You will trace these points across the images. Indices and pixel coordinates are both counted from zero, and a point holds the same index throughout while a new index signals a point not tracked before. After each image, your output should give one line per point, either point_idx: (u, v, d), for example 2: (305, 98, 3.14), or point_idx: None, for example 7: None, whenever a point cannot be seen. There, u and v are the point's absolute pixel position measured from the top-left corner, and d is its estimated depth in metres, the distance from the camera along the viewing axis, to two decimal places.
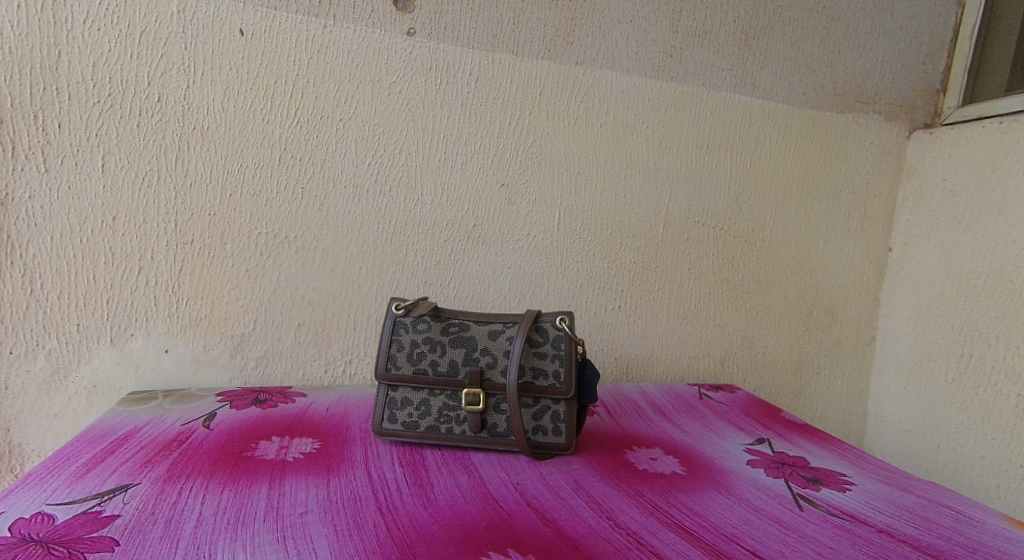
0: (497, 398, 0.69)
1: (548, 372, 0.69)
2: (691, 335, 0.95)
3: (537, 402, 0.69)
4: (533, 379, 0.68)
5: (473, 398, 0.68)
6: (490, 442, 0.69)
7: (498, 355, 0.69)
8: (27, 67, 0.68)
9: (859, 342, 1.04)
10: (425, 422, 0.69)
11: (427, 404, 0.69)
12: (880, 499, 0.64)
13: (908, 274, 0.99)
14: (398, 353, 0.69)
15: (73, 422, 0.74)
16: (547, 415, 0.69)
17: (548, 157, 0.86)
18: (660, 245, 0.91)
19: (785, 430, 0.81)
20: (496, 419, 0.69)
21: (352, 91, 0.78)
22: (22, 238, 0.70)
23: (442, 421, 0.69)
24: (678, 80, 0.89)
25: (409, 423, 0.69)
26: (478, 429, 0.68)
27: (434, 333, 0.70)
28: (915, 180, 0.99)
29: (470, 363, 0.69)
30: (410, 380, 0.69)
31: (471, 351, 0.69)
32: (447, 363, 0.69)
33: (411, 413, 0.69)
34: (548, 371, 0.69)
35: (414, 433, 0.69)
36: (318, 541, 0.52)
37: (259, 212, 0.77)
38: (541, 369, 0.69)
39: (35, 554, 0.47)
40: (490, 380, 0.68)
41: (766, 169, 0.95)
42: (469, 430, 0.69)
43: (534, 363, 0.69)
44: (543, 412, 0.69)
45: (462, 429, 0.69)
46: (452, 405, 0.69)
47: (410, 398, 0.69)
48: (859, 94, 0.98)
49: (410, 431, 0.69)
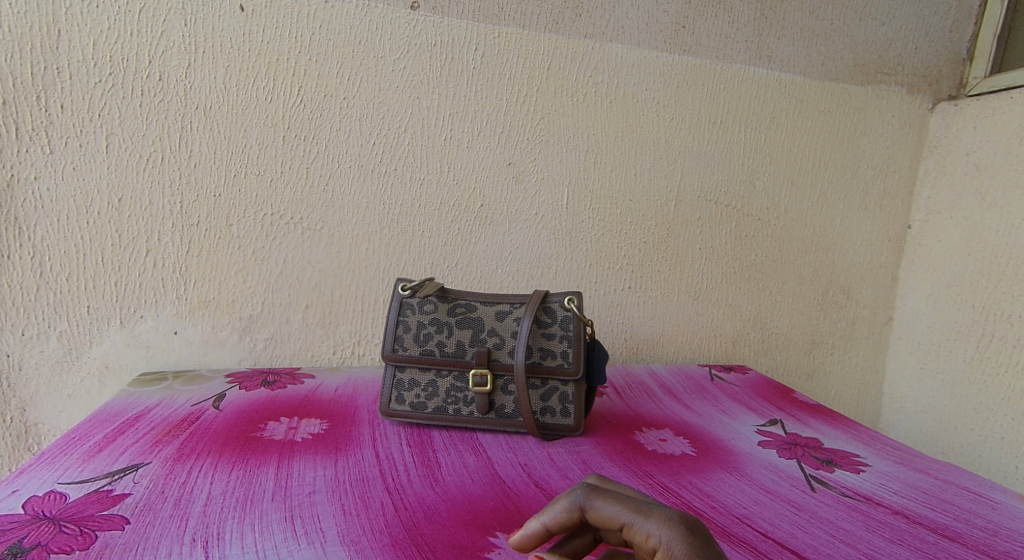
0: (504, 380, 0.68)
1: (555, 352, 0.68)
2: (703, 316, 0.93)
3: (545, 383, 0.68)
4: (541, 360, 0.68)
5: (481, 379, 0.68)
6: (497, 423, 0.68)
7: (506, 336, 0.68)
8: (27, 47, 0.68)
9: (876, 322, 1.02)
10: (432, 403, 0.69)
11: (434, 385, 0.69)
12: (896, 480, 0.63)
13: (929, 251, 0.97)
14: (405, 334, 0.69)
15: (87, 403, 0.75)
16: (555, 396, 0.68)
17: (556, 133, 0.84)
18: (671, 223, 0.90)
19: (797, 411, 0.79)
20: (503, 400, 0.68)
21: (356, 68, 0.77)
22: (29, 220, 0.71)
23: (449, 403, 0.69)
24: (691, 52, 0.87)
25: (416, 404, 0.69)
26: (486, 410, 0.68)
27: (440, 314, 0.69)
28: (938, 154, 0.96)
29: (477, 344, 0.68)
30: (417, 361, 0.69)
31: (478, 332, 0.69)
32: (454, 344, 0.68)
33: (418, 395, 0.69)
34: (556, 352, 0.68)
35: (422, 414, 0.69)
36: (326, 521, 0.52)
37: (264, 193, 0.77)
38: (549, 349, 0.68)
39: (47, 531, 0.48)
40: (497, 361, 0.68)
41: (782, 144, 0.93)
42: (476, 411, 0.68)
43: (542, 344, 0.68)
44: (551, 393, 0.68)
45: (469, 410, 0.68)
46: (460, 386, 0.69)
47: (417, 379, 0.69)
48: (880, 65, 0.95)
49: (417, 412, 0.69)
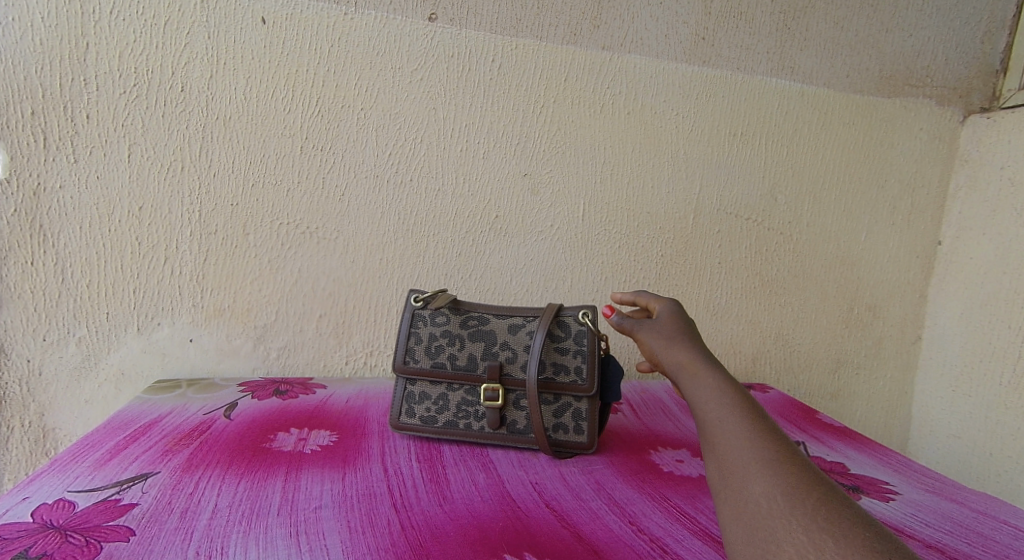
0: (516, 395, 0.67)
1: (569, 368, 0.67)
2: (723, 332, 0.91)
3: (558, 399, 0.67)
4: (554, 375, 0.66)
5: (492, 394, 0.67)
6: (508, 439, 0.67)
7: (519, 350, 0.67)
8: (56, 59, 0.69)
9: (904, 341, 0.98)
10: (442, 417, 0.68)
11: (444, 399, 0.68)
12: (928, 511, 0.60)
13: (959, 269, 0.93)
14: (416, 346, 0.68)
15: (103, 408, 0.76)
16: (568, 413, 0.67)
17: (573, 145, 0.83)
18: (690, 236, 0.88)
19: (821, 433, 0.77)
20: (515, 415, 0.67)
21: (373, 79, 0.77)
22: (53, 227, 0.72)
23: (460, 417, 0.68)
24: (711, 64, 0.85)
25: (426, 418, 0.68)
26: (497, 426, 0.67)
27: (452, 326, 0.69)
28: (969, 168, 0.93)
29: (489, 357, 0.67)
30: (428, 374, 0.68)
31: (490, 346, 0.68)
32: (465, 357, 0.68)
33: (428, 408, 0.68)
34: (570, 368, 0.67)
35: (432, 428, 0.68)
36: (331, 538, 0.51)
37: (280, 203, 0.77)
38: (562, 365, 0.67)
39: (53, 541, 0.48)
40: (509, 376, 0.67)
41: (806, 158, 0.90)
42: (487, 426, 0.67)
43: (556, 359, 0.67)
44: (564, 410, 0.67)
45: (480, 425, 0.67)
46: (471, 400, 0.68)
47: (427, 393, 0.68)
48: (908, 76, 0.92)
49: (427, 426, 0.68)
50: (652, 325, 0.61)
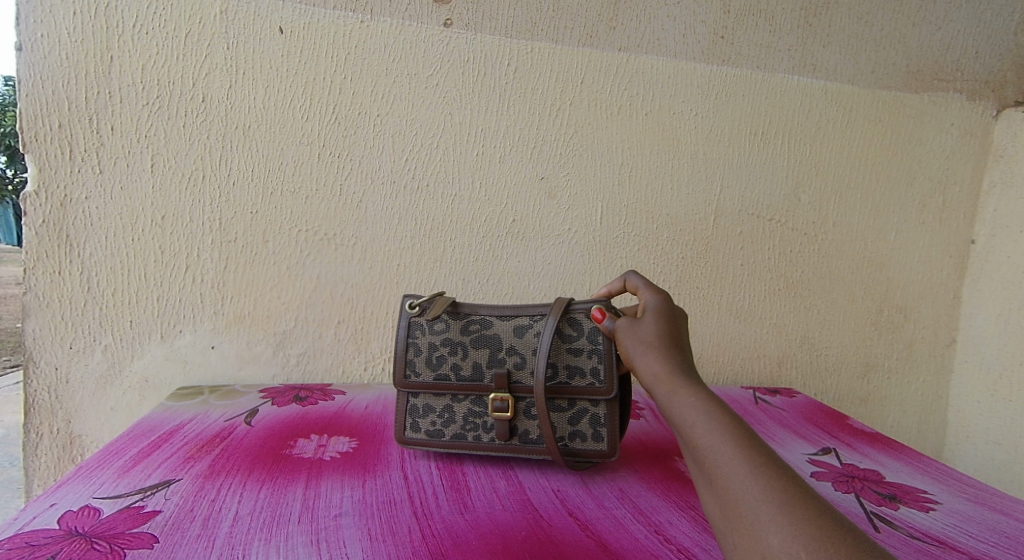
0: (527, 402, 0.64)
1: (584, 370, 0.64)
2: (746, 336, 0.89)
3: (574, 405, 0.64)
4: (568, 379, 0.64)
5: (500, 404, 0.64)
6: (522, 450, 0.64)
7: (527, 353, 0.64)
8: (81, 73, 0.71)
9: (937, 343, 0.95)
10: (449, 431, 0.65)
11: (450, 411, 0.65)
12: (970, 521, 0.58)
13: (996, 269, 0.90)
14: (415, 357, 0.66)
15: (127, 415, 0.77)
16: (585, 419, 0.64)
17: (590, 147, 0.82)
18: (711, 238, 0.86)
19: (853, 440, 0.74)
20: (527, 425, 0.64)
21: (390, 86, 0.77)
22: (79, 237, 0.73)
23: (468, 429, 0.65)
24: (730, 63, 0.84)
25: (432, 433, 0.65)
26: (508, 437, 0.64)
27: (453, 333, 0.66)
28: (1004, 164, 0.90)
29: (496, 365, 0.65)
30: (430, 386, 0.66)
31: (496, 351, 0.65)
32: (470, 366, 0.65)
33: (433, 422, 0.66)
34: (585, 370, 0.64)
35: (439, 443, 0.65)
36: (352, 546, 0.51)
37: (299, 210, 0.78)
38: (577, 367, 0.64)
39: (79, 548, 0.48)
40: (519, 382, 0.64)
41: (830, 156, 0.88)
42: (497, 438, 0.64)
43: (569, 362, 0.64)
44: (581, 416, 0.64)
45: (491, 437, 0.65)
46: (478, 411, 0.65)
47: (431, 405, 0.66)
48: (937, 71, 0.90)
49: (434, 440, 0.65)
50: (635, 326, 0.57)
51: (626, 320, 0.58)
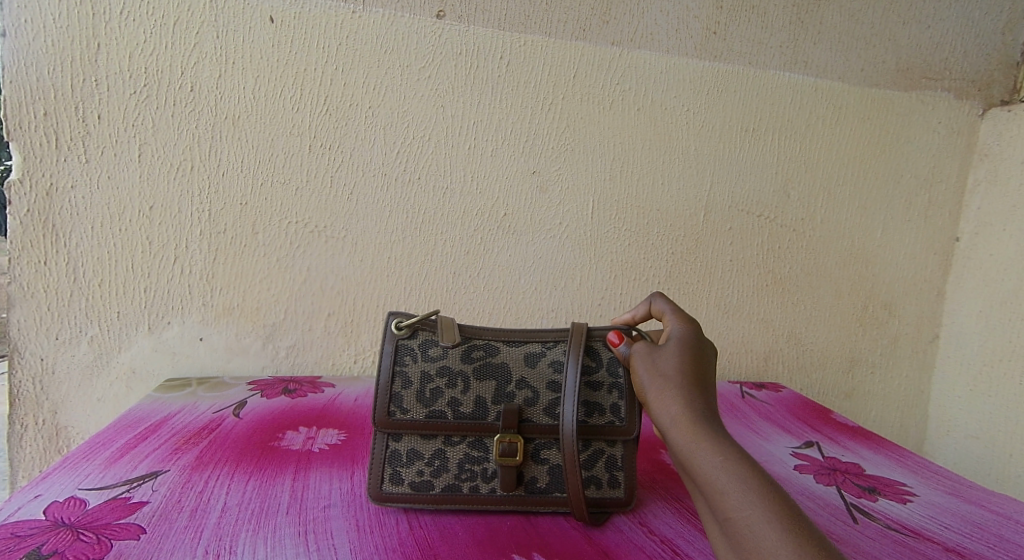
0: (536, 445, 0.57)
1: (604, 406, 0.57)
2: (734, 331, 0.90)
3: (589, 446, 0.57)
4: (586, 416, 0.57)
5: (507, 447, 0.56)
6: (527, 502, 0.56)
7: (541, 387, 0.57)
8: (68, 60, 0.70)
9: (920, 339, 0.96)
10: (440, 482, 0.56)
11: (443, 458, 0.56)
12: (947, 513, 0.59)
13: (979, 266, 0.91)
14: (404, 390, 0.56)
15: (115, 406, 0.77)
16: (601, 462, 0.57)
17: (582, 142, 0.82)
18: (701, 234, 0.87)
19: (836, 433, 0.75)
20: (535, 472, 0.56)
21: (381, 77, 0.77)
22: (65, 227, 0.72)
23: (463, 480, 0.56)
24: (722, 59, 0.84)
25: (419, 485, 0.56)
26: (513, 488, 0.56)
27: (452, 362, 0.57)
28: (989, 163, 0.91)
29: (503, 400, 0.56)
30: (421, 427, 0.56)
31: (503, 385, 0.57)
32: (471, 402, 0.56)
33: (420, 472, 0.56)
34: (605, 406, 0.57)
35: (428, 497, 0.55)
36: (339, 537, 0.51)
37: (289, 201, 0.77)
38: (596, 403, 0.57)
39: (65, 538, 0.48)
40: (529, 421, 0.56)
41: (819, 154, 0.89)
42: (500, 489, 0.56)
43: (588, 397, 0.57)
44: (597, 459, 0.57)
45: (490, 487, 0.56)
46: (477, 456, 0.56)
47: (418, 451, 0.56)
48: (926, 70, 0.90)
49: (421, 495, 0.55)
50: (653, 355, 0.52)
51: (642, 347, 0.53)
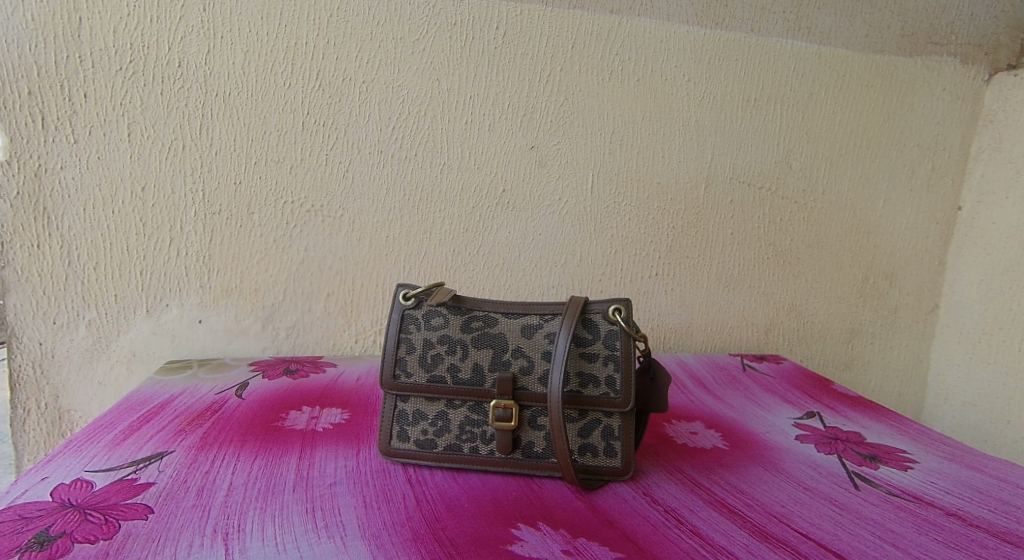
0: (532, 412, 0.58)
1: (600, 378, 0.57)
2: (735, 304, 0.90)
3: (585, 416, 0.57)
4: (580, 388, 0.57)
5: (503, 413, 0.57)
6: (524, 465, 0.58)
7: (536, 357, 0.57)
8: (51, 36, 0.68)
9: (921, 309, 0.96)
10: (442, 441, 0.58)
11: (444, 419, 0.59)
12: (948, 478, 0.59)
13: (981, 234, 0.91)
14: (408, 356, 0.59)
15: (116, 390, 0.77)
16: (597, 432, 0.57)
17: (581, 114, 0.81)
18: (701, 206, 0.86)
19: (837, 404, 0.76)
20: (531, 436, 0.58)
21: (374, 50, 0.75)
22: (57, 210, 0.71)
23: (463, 440, 0.58)
24: (724, 26, 0.82)
25: (424, 442, 0.59)
26: (509, 450, 0.58)
27: (451, 330, 0.59)
28: (994, 129, 0.90)
29: (499, 369, 0.58)
30: (423, 390, 0.58)
31: (499, 353, 0.58)
32: (469, 369, 0.58)
33: (424, 430, 0.59)
34: (601, 378, 0.57)
35: (431, 454, 0.58)
36: (347, 514, 0.51)
37: (285, 180, 0.76)
38: (592, 375, 0.57)
39: (72, 520, 0.48)
40: (524, 389, 0.57)
41: (822, 122, 0.88)
42: (498, 451, 0.58)
43: (583, 368, 0.57)
44: (593, 428, 0.57)
45: (489, 449, 0.58)
46: (476, 419, 0.58)
47: (423, 412, 0.59)
48: (933, 34, 0.88)
49: (425, 451, 0.59)
50: None
51: None
